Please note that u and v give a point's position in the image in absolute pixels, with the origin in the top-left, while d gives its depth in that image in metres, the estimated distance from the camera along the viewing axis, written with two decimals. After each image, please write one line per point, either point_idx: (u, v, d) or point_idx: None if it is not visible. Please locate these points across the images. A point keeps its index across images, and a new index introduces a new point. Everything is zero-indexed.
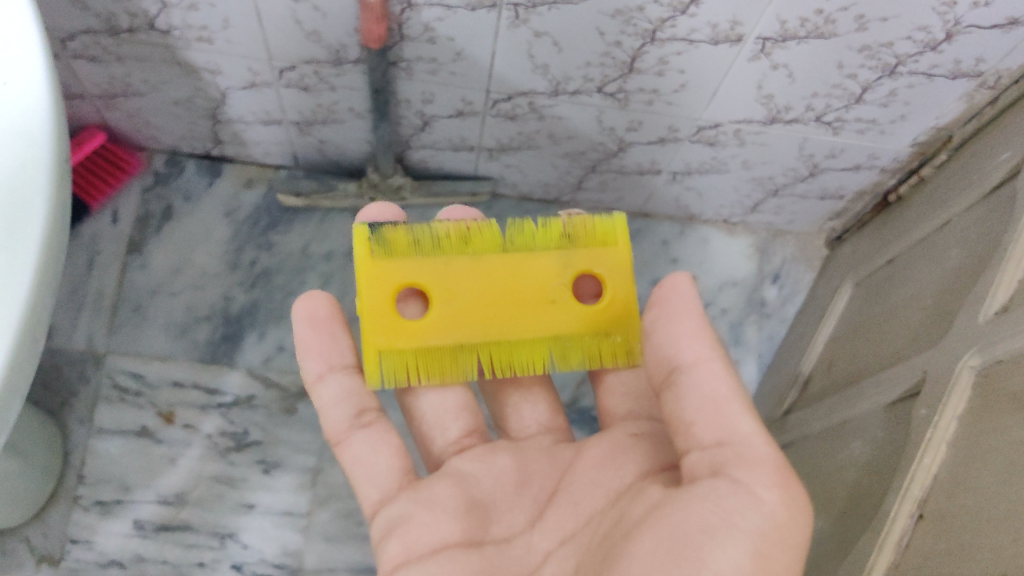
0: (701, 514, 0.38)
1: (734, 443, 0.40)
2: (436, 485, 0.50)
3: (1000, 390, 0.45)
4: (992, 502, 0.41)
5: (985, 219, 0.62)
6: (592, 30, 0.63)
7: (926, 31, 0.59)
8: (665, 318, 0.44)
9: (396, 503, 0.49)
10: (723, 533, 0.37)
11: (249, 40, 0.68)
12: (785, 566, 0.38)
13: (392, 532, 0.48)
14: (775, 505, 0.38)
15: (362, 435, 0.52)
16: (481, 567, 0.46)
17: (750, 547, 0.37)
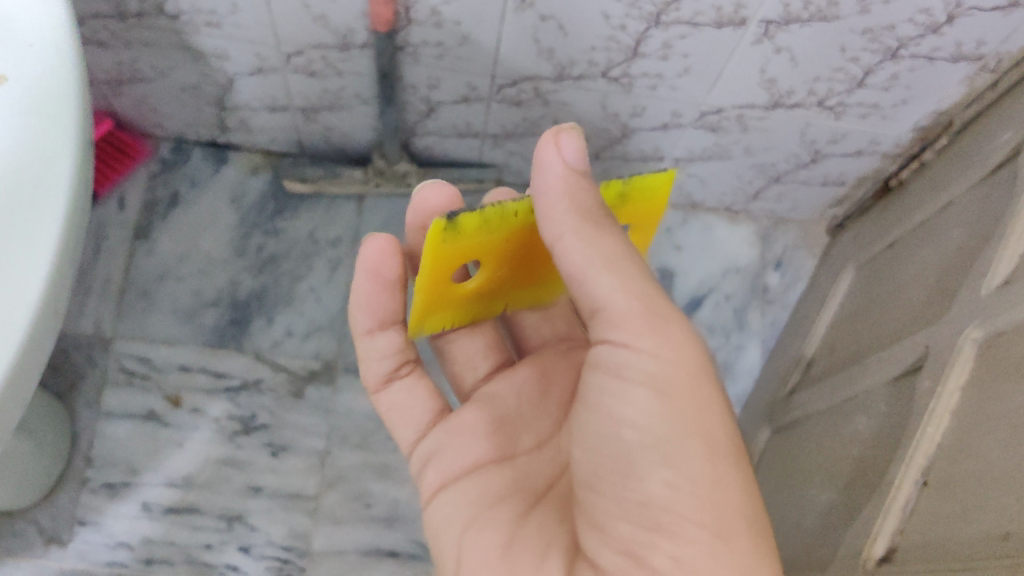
0: (608, 390, 0.44)
1: (607, 307, 0.44)
2: (464, 411, 0.56)
3: (1002, 359, 0.48)
4: (995, 465, 0.44)
5: (985, 198, 0.63)
6: (598, 13, 0.64)
7: (928, 13, 0.59)
8: (550, 215, 0.44)
9: (431, 437, 0.57)
10: (617, 394, 0.44)
11: (258, 25, 0.69)
12: (691, 396, 0.44)
13: (429, 463, 0.55)
14: (657, 352, 0.44)
15: (398, 385, 0.60)
16: (512, 477, 0.52)
17: (646, 389, 0.43)
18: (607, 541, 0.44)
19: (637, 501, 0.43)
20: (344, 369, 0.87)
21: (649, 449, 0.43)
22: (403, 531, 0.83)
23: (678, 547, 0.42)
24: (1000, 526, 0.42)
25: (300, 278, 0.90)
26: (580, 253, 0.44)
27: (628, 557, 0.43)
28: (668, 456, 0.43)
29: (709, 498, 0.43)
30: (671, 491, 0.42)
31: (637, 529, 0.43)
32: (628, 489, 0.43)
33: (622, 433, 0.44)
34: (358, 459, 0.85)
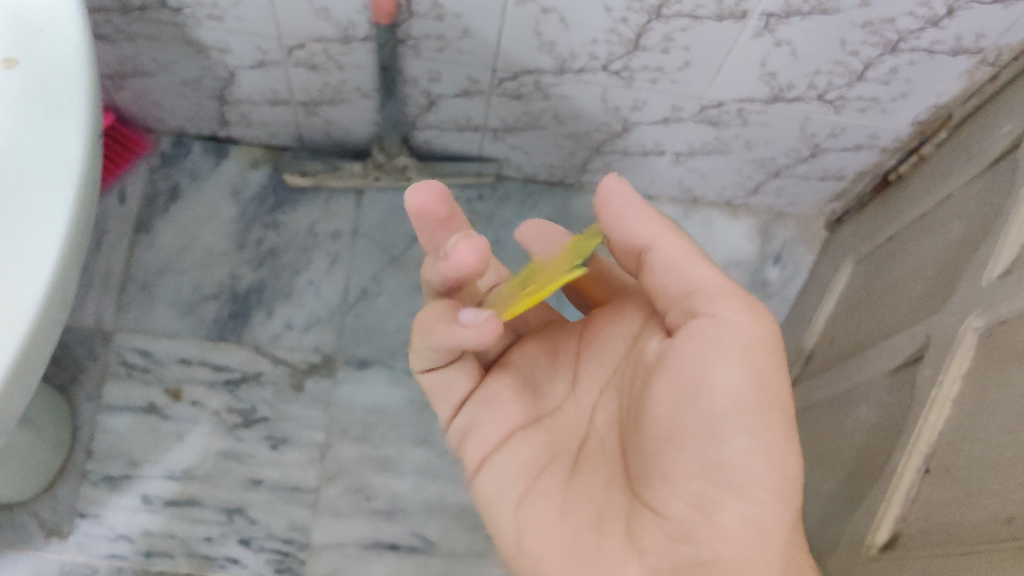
0: (698, 358, 0.44)
1: (700, 288, 0.45)
2: (493, 382, 0.56)
3: (1002, 347, 0.49)
4: (995, 451, 0.46)
5: (985, 190, 0.63)
6: (600, 5, 0.64)
7: (928, 6, 0.60)
8: (631, 224, 0.47)
9: (463, 411, 0.57)
10: (712, 363, 0.43)
11: (260, 17, 0.69)
12: (770, 366, 0.44)
13: (467, 436, 0.56)
14: (745, 324, 0.44)
15: (448, 371, 0.56)
16: (548, 442, 0.53)
17: (740, 362, 0.43)
18: (675, 496, 0.44)
19: (715, 462, 0.43)
20: (344, 362, 0.87)
21: (735, 414, 0.43)
22: (402, 524, 0.83)
23: (748, 506, 0.44)
24: (1002, 511, 0.44)
25: (300, 271, 0.90)
26: (669, 257, 0.46)
27: (697, 511, 0.44)
28: (752, 423, 0.43)
29: (779, 463, 0.44)
30: (751, 457, 0.43)
31: (707, 486, 0.44)
32: (710, 450, 0.43)
33: (714, 399, 0.43)
34: (358, 452, 0.85)
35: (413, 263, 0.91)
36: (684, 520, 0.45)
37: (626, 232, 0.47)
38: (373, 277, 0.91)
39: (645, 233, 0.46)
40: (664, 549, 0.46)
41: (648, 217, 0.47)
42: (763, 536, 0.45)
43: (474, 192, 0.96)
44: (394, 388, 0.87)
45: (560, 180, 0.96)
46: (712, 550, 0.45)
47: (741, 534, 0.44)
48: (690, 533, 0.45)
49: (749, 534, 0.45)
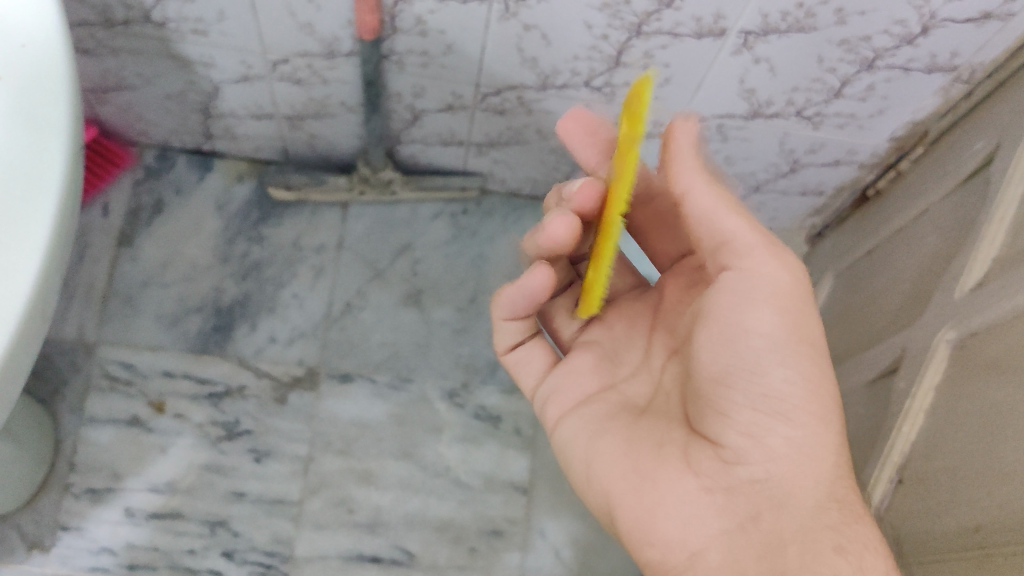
0: (732, 305, 0.47)
1: (733, 238, 0.48)
2: (574, 355, 0.60)
3: (975, 359, 0.50)
4: (966, 461, 0.47)
5: (960, 204, 0.64)
6: (580, 22, 0.65)
7: (903, 24, 0.61)
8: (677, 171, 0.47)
9: (549, 380, 0.61)
10: (746, 307, 0.47)
11: (244, 33, 0.69)
12: (799, 310, 0.48)
13: (549, 400, 0.60)
14: (774, 272, 0.47)
15: (525, 348, 0.63)
16: (617, 402, 0.56)
17: (772, 307, 0.47)
18: (730, 425, 0.48)
19: (761, 393, 0.47)
20: (327, 375, 0.87)
21: (770, 350, 0.47)
22: (385, 537, 0.83)
23: (793, 431, 0.47)
24: (970, 520, 0.45)
25: (284, 284, 0.90)
26: (705, 207, 0.47)
27: (749, 438, 0.47)
28: (788, 358, 0.47)
29: (816, 392, 0.47)
30: (792, 388, 0.47)
31: (757, 415, 0.47)
32: (752, 383, 0.47)
33: (752, 339, 0.47)
34: (340, 465, 0.85)
35: (396, 277, 0.92)
36: (739, 448, 0.48)
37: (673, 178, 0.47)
38: (356, 290, 0.91)
39: (682, 182, 0.47)
40: (718, 477, 0.48)
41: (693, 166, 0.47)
42: (813, 459, 0.47)
43: (459, 206, 0.95)
44: (377, 401, 0.87)
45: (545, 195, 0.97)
46: (764, 470, 0.47)
47: (787, 457, 0.47)
48: (744, 455, 0.47)
49: (794, 459, 0.47)
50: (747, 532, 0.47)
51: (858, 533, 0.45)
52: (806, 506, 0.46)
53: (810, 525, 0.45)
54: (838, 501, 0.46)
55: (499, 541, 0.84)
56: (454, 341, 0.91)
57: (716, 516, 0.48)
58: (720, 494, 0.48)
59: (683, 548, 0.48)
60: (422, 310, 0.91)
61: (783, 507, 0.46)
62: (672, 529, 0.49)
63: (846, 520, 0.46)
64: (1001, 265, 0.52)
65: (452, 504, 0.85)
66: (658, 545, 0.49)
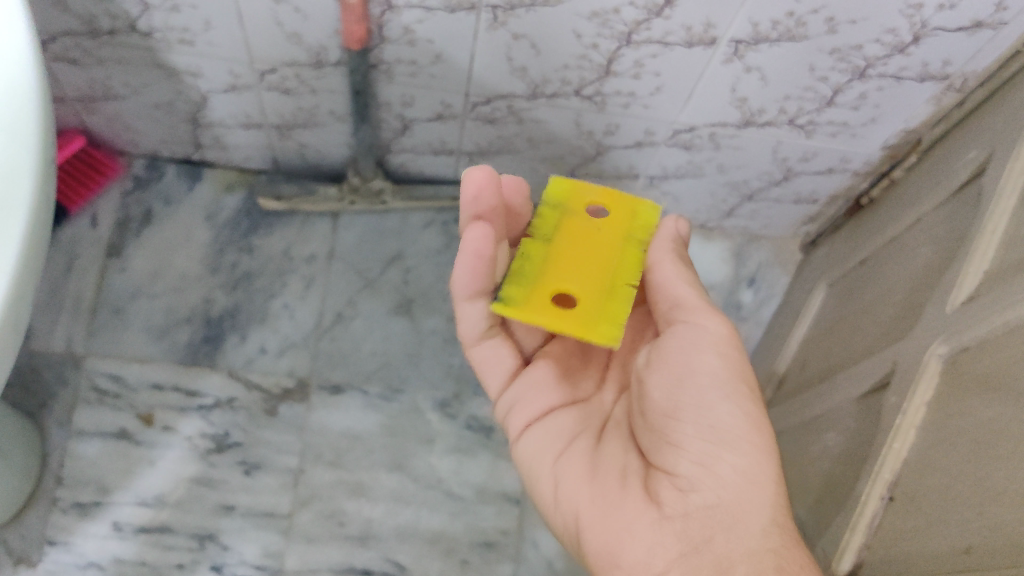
0: (681, 350, 0.51)
1: (683, 300, 0.53)
2: (536, 367, 0.59)
3: (966, 375, 0.50)
4: (959, 479, 0.47)
5: (951, 215, 0.64)
6: (569, 32, 0.64)
7: (895, 33, 0.60)
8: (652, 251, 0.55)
9: (513, 388, 0.60)
10: (693, 354, 0.50)
11: (231, 42, 0.69)
12: (741, 359, 0.50)
13: (513, 410, 0.59)
14: (716, 324, 0.51)
15: (487, 344, 0.60)
16: (578, 421, 0.57)
17: (714, 351, 0.50)
18: (682, 455, 0.49)
19: (708, 423, 0.48)
20: (318, 387, 0.87)
21: (714, 384, 0.49)
22: (377, 550, 0.82)
23: (740, 459, 0.47)
24: (961, 540, 0.45)
25: (274, 295, 0.90)
26: (662, 280, 0.54)
27: (699, 466, 0.48)
28: (733, 392, 0.49)
29: (761, 426, 0.48)
30: (738, 421, 0.48)
31: (707, 442, 0.48)
32: (700, 415, 0.49)
33: (698, 379, 0.49)
34: (331, 477, 0.84)
35: (388, 287, 0.91)
36: (691, 476, 0.48)
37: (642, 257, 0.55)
38: (347, 300, 0.90)
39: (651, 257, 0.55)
40: (675, 504, 0.48)
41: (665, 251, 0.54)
42: (759, 486, 0.47)
43: (450, 216, 0.95)
44: (368, 411, 0.87)
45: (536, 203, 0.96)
46: (715, 496, 0.47)
47: (736, 485, 0.47)
48: (696, 482, 0.48)
49: (741, 486, 0.47)
50: (700, 555, 0.46)
51: (801, 557, 0.45)
52: (754, 530, 0.46)
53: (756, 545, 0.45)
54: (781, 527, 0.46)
55: (491, 554, 0.84)
56: (446, 351, 0.90)
57: (673, 541, 0.47)
58: (678, 520, 0.48)
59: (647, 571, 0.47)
60: (413, 320, 0.91)
61: (733, 530, 0.46)
62: (637, 553, 0.48)
63: (789, 544, 0.46)
64: (993, 278, 0.52)
65: (444, 516, 0.84)
66: (624, 567, 0.48)
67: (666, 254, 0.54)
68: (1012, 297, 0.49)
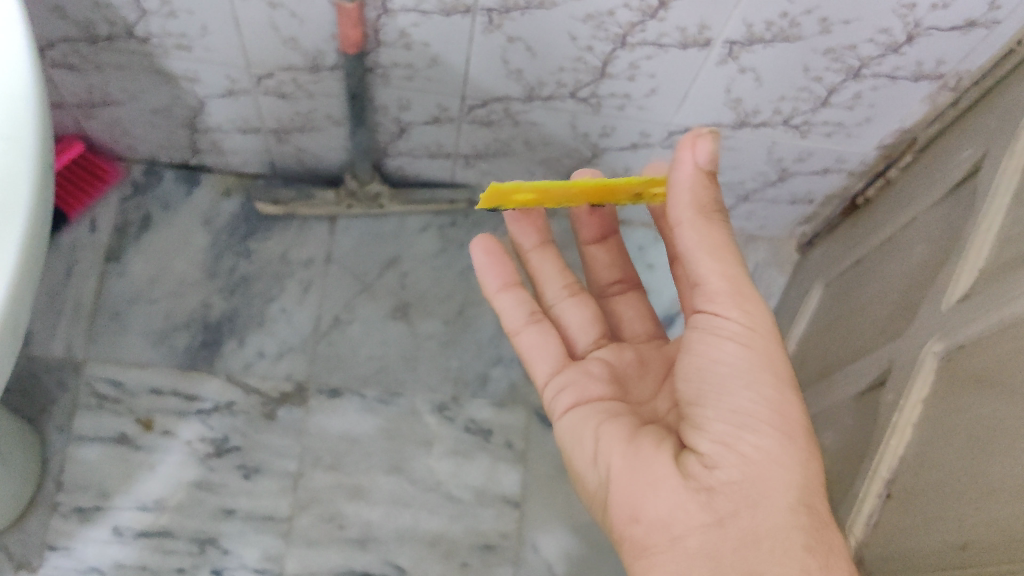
0: (701, 340, 0.49)
1: (704, 281, 0.49)
2: (590, 362, 0.60)
3: (963, 372, 0.51)
4: (955, 477, 0.47)
5: (948, 213, 0.64)
6: (564, 35, 0.65)
7: (888, 33, 0.60)
8: (676, 201, 0.48)
9: (564, 374, 0.60)
10: (711, 343, 0.48)
11: (228, 47, 0.69)
12: (769, 350, 0.48)
13: (564, 388, 0.59)
14: (741, 317, 0.48)
15: (537, 327, 0.63)
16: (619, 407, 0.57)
17: (734, 342, 0.48)
18: (703, 435, 0.48)
19: (730, 409, 0.47)
20: (316, 390, 0.87)
21: (735, 373, 0.47)
22: (376, 553, 0.82)
23: (762, 440, 0.46)
24: (957, 537, 0.45)
25: (272, 298, 0.90)
26: (686, 244, 0.48)
27: (720, 445, 0.47)
28: (755, 380, 0.47)
29: (783, 412, 0.47)
30: (759, 407, 0.47)
31: (728, 425, 0.47)
32: (721, 401, 0.47)
33: (718, 366, 0.48)
34: (330, 480, 0.84)
35: (385, 290, 0.92)
36: (712, 453, 0.47)
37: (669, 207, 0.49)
38: (345, 304, 0.91)
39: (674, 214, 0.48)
40: (698, 478, 0.47)
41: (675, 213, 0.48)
42: (781, 466, 0.46)
43: (448, 219, 0.95)
44: (367, 414, 0.87)
45: None
46: (738, 473, 0.46)
47: (758, 463, 0.46)
48: (717, 460, 0.47)
49: (764, 465, 0.46)
50: (724, 528, 0.46)
51: (827, 537, 0.46)
52: (779, 507, 0.46)
53: (781, 523, 0.45)
54: (808, 507, 0.46)
55: (491, 556, 0.84)
56: (443, 353, 0.90)
57: (697, 511, 0.47)
58: (701, 493, 0.47)
59: (664, 532, 0.48)
60: (411, 323, 0.91)
61: (758, 505, 0.46)
62: (657, 515, 0.48)
63: (814, 523, 0.46)
64: (988, 275, 0.52)
65: (443, 519, 0.84)
66: (643, 523, 0.49)
67: (686, 213, 0.48)
68: (1007, 295, 0.49)
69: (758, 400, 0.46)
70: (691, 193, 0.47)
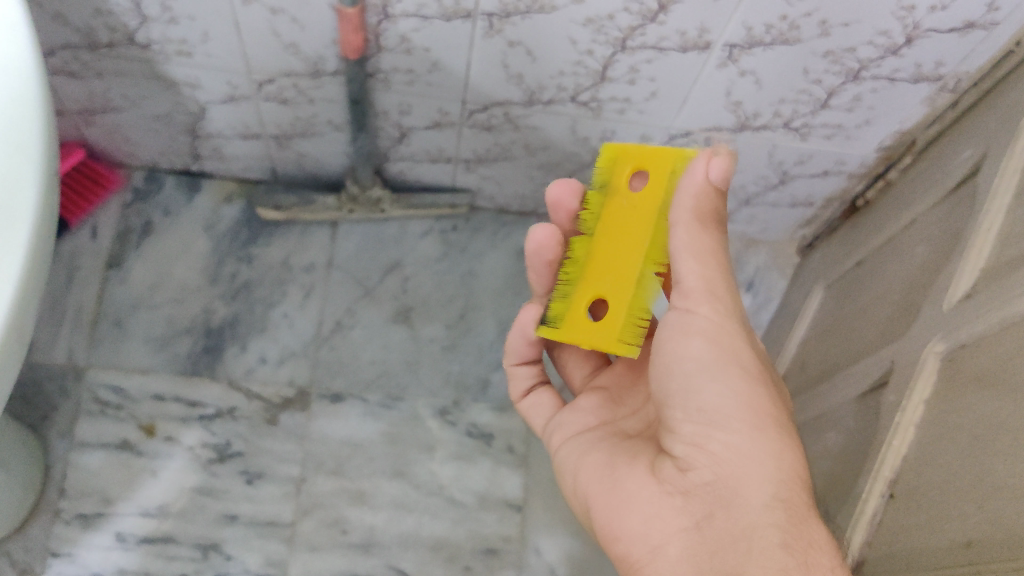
0: (670, 339, 0.49)
1: (682, 282, 0.50)
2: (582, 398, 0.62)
3: (965, 372, 0.51)
4: (958, 476, 0.47)
5: (948, 214, 0.64)
6: (564, 39, 0.65)
7: (887, 35, 0.61)
8: (679, 206, 0.49)
9: (558, 416, 0.63)
10: (679, 340, 0.49)
11: (229, 53, 0.69)
12: (738, 344, 0.48)
13: (557, 428, 0.62)
14: (709, 313, 0.49)
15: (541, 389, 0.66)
16: (606, 432, 0.58)
17: (703, 338, 0.48)
18: (677, 438, 0.48)
19: (695, 406, 0.47)
20: (319, 396, 0.87)
21: (701, 368, 0.48)
22: (379, 557, 0.82)
23: (731, 436, 0.46)
24: (961, 535, 0.45)
25: (274, 304, 0.90)
26: (679, 243, 0.49)
27: (692, 446, 0.47)
28: (721, 373, 0.47)
29: (753, 404, 0.46)
30: (726, 400, 0.47)
31: (696, 423, 0.47)
32: (687, 399, 0.48)
33: (685, 364, 0.48)
34: (332, 485, 0.84)
35: (387, 295, 0.92)
36: (686, 455, 0.48)
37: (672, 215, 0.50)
38: (346, 309, 0.91)
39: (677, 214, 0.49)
40: (675, 482, 0.48)
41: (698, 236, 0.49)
42: (755, 460, 0.45)
43: (448, 223, 0.95)
44: (370, 419, 0.87)
45: (534, 210, 0.96)
46: (710, 473, 0.46)
47: (729, 461, 0.46)
48: (689, 461, 0.47)
49: (735, 461, 0.46)
50: (700, 532, 0.46)
51: (807, 533, 0.44)
52: (752, 504, 0.45)
53: (754, 522, 0.44)
54: (785, 501, 0.44)
55: (494, 560, 0.84)
56: (445, 358, 0.90)
57: (675, 516, 0.47)
58: (677, 496, 0.47)
59: (645, 542, 0.48)
60: (413, 328, 0.91)
61: (730, 505, 0.45)
62: (636, 525, 0.49)
63: (795, 519, 0.44)
64: (989, 276, 0.53)
65: (446, 523, 0.84)
66: (626, 534, 0.49)
67: (684, 214, 0.49)
68: (1009, 294, 0.49)
69: (722, 393, 0.46)
70: (695, 196, 0.48)
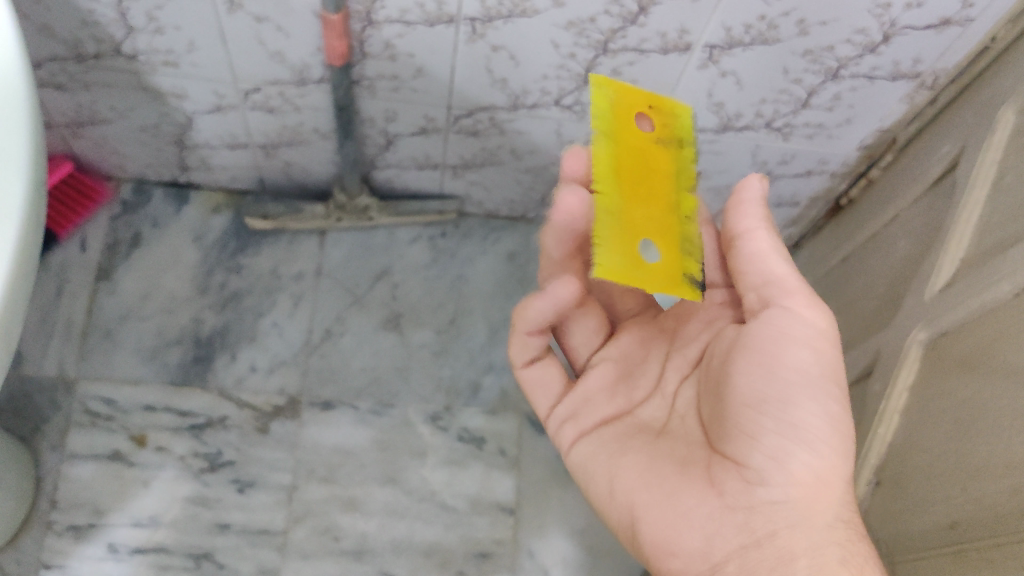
0: (772, 339, 0.49)
1: (779, 280, 0.50)
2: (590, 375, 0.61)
3: (946, 357, 0.52)
4: (942, 459, 0.48)
5: (928, 208, 0.65)
6: (547, 42, 0.65)
7: (864, 33, 0.62)
8: (756, 262, 0.51)
9: (565, 402, 0.62)
10: (785, 347, 0.48)
11: (216, 63, 0.70)
12: (834, 359, 0.49)
13: (568, 420, 0.61)
14: (812, 319, 0.49)
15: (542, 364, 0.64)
16: (626, 428, 0.57)
17: (808, 347, 0.48)
18: (755, 447, 0.48)
19: (791, 421, 0.47)
20: (309, 403, 0.87)
21: (803, 382, 0.48)
22: (371, 564, 0.82)
23: (814, 458, 0.47)
24: (947, 517, 0.46)
25: (264, 312, 0.90)
26: (754, 250, 0.51)
27: (773, 460, 0.47)
28: (821, 393, 0.48)
29: (844, 425, 0.48)
30: (821, 419, 0.47)
31: (788, 437, 0.47)
32: (783, 411, 0.47)
33: (787, 370, 0.48)
34: (325, 492, 0.84)
35: (376, 302, 0.92)
36: (763, 468, 0.48)
37: (748, 263, 0.52)
38: (336, 317, 0.91)
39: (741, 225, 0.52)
40: (737, 496, 0.48)
41: (757, 215, 0.51)
42: (829, 486, 0.48)
43: (437, 229, 0.96)
44: (361, 425, 0.87)
45: (522, 215, 0.97)
46: (785, 492, 0.47)
47: (807, 483, 0.47)
48: (766, 477, 0.48)
49: (813, 485, 0.47)
50: (762, 549, 0.48)
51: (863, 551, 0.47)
52: (819, 524, 0.47)
53: (820, 540, 0.47)
54: (846, 522, 0.49)
55: (487, 564, 0.84)
56: (435, 363, 0.91)
57: (734, 533, 0.48)
58: (741, 512, 0.48)
59: (704, 560, 0.49)
60: (402, 334, 0.91)
61: (797, 527, 0.47)
62: (695, 543, 0.49)
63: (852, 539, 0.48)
64: (968, 265, 0.53)
65: (439, 528, 0.84)
66: (681, 555, 0.50)
67: (757, 221, 0.51)
68: (986, 281, 0.49)
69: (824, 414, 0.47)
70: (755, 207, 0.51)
